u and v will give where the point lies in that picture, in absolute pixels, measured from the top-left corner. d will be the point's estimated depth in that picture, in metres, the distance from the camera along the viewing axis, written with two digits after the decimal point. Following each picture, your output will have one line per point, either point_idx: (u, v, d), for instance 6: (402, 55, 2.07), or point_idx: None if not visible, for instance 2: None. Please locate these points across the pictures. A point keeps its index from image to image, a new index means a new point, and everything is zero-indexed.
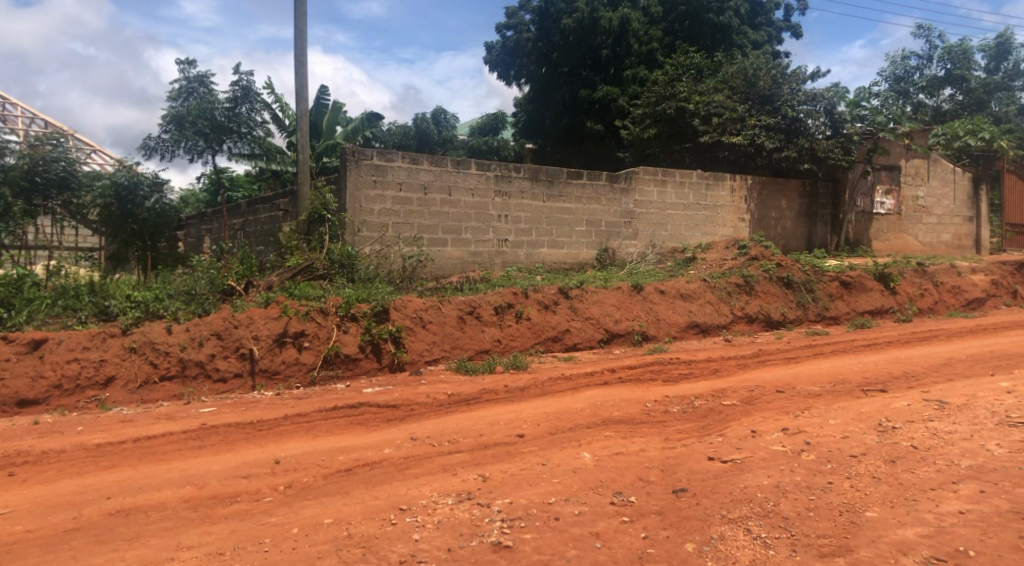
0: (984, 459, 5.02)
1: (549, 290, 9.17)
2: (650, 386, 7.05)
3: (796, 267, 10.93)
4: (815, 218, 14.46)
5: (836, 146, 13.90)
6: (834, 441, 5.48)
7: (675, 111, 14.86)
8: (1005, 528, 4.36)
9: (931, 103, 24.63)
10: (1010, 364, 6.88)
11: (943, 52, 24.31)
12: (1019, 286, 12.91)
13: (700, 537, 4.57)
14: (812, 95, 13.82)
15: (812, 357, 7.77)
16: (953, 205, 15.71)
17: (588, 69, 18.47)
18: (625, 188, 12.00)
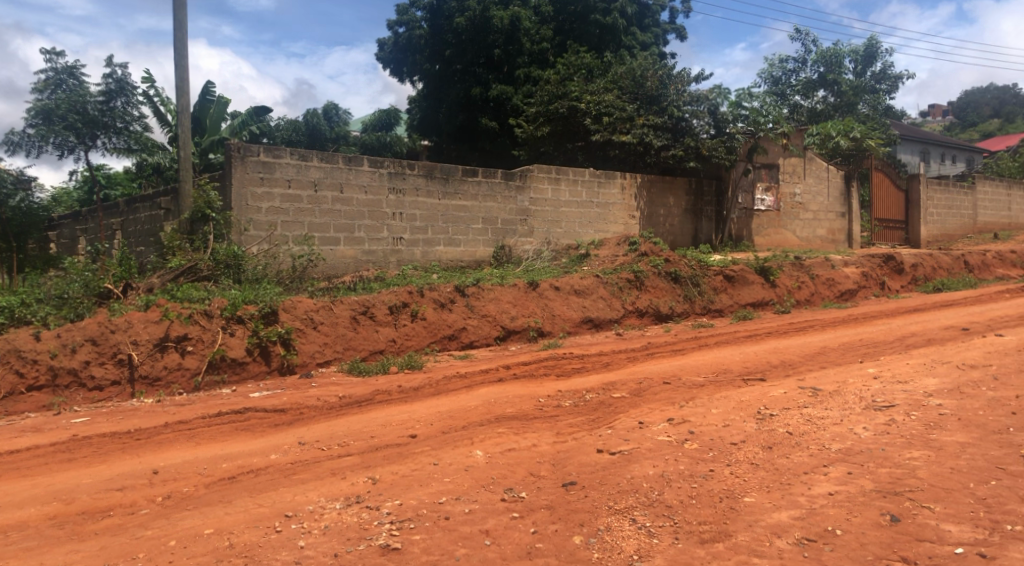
0: (852, 442, 5.26)
1: (444, 289, 9.11)
2: (543, 381, 7.10)
3: (683, 262, 11.23)
4: (700, 215, 15.01)
5: (719, 145, 14.32)
6: (716, 430, 5.63)
7: (567, 110, 14.89)
8: (868, 506, 4.59)
9: (807, 104, 25.66)
10: (876, 351, 7.30)
11: (817, 56, 25.67)
12: (888, 278, 13.67)
13: (586, 530, 4.60)
14: (695, 96, 14.34)
15: (696, 349, 8.00)
16: (827, 202, 16.52)
17: (481, 67, 18.41)
18: (519, 186, 12.12)
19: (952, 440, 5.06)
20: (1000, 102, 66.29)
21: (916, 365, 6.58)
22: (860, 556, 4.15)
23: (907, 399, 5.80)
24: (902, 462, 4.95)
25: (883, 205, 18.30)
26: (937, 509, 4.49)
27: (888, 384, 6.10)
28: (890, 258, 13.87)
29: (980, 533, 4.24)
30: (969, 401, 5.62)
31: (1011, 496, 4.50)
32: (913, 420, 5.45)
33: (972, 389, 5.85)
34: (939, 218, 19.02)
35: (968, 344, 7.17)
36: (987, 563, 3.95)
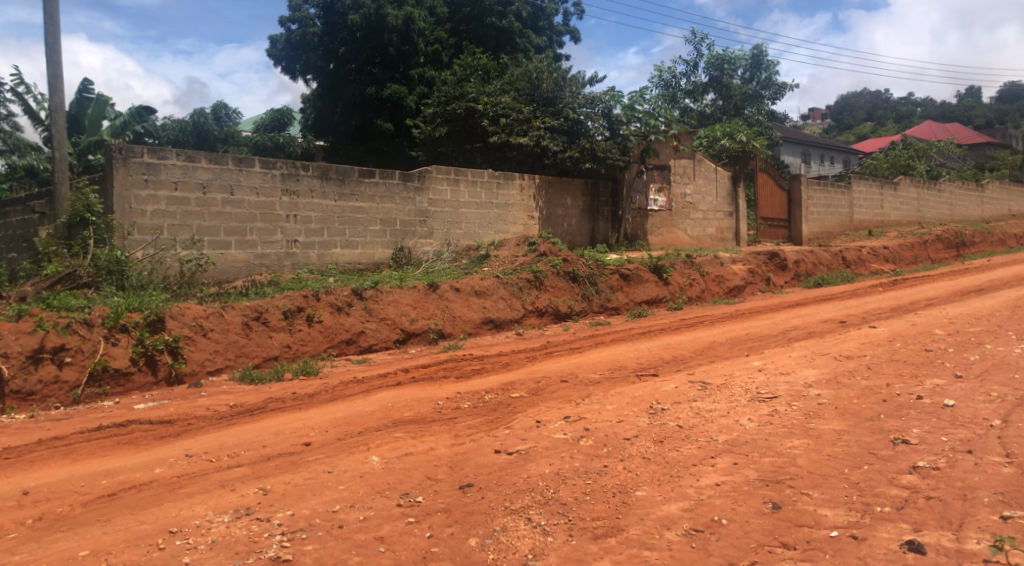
0: (738, 434, 5.44)
1: (341, 292, 8.99)
2: (442, 383, 7.06)
3: (581, 262, 11.47)
4: (598, 214, 15.09)
5: (613, 147, 14.63)
6: (610, 426, 5.72)
7: (464, 111, 14.94)
8: (752, 495, 4.75)
9: (697, 107, 27.17)
10: (760, 345, 7.57)
11: (709, 60, 26.54)
12: (773, 274, 14.27)
13: (482, 531, 4.58)
14: (590, 98, 14.60)
15: (593, 347, 8.12)
16: (716, 201, 17.01)
17: (377, 67, 18.34)
18: (418, 187, 12.01)
19: (829, 428, 5.30)
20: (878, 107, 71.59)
21: (797, 358, 6.88)
22: (744, 544, 4.29)
23: (788, 390, 6.05)
24: (784, 451, 5.15)
25: (767, 204, 18.66)
26: (815, 495, 4.69)
27: (771, 376, 6.35)
28: (774, 256, 14.51)
29: (853, 516, 4.47)
30: (845, 391, 5.91)
31: (882, 479, 4.74)
32: (794, 410, 5.68)
33: (848, 379, 6.16)
34: (819, 215, 19.47)
35: (845, 336, 7.54)
36: (858, 546, 4.15)
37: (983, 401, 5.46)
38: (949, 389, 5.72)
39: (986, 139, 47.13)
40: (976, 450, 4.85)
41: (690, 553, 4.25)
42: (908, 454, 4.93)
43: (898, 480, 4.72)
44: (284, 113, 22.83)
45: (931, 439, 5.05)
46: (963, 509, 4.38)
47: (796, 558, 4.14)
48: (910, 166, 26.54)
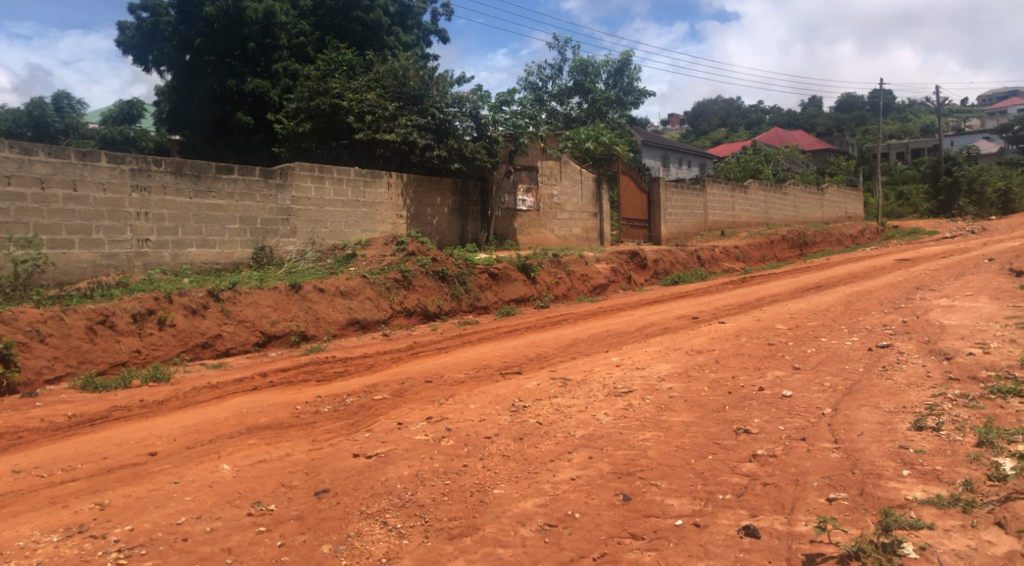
0: (594, 428, 5.56)
1: (196, 294, 8.64)
2: (302, 387, 6.88)
3: (450, 261, 11.58)
4: (467, 214, 14.82)
5: (481, 148, 14.41)
6: (472, 425, 5.72)
7: (328, 107, 14.05)
8: (605, 489, 4.85)
9: (563, 110, 27.71)
10: (619, 341, 7.80)
11: (573, 64, 27.49)
12: (634, 272, 14.85)
13: (336, 537, 4.46)
14: (457, 98, 14.37)
15: (459, 346, 8.14)
16: (581, 202, 16.76)
17: (237, 60, 17.05)
18: (280, 184, 11.61)
19: (678, 420, 5.50)
20: (730, 115, 76.72)
21: (653, 353, 7.13)
22: (595, 537, 4.38)
23: (643, 384, 6.24)
24: (636, 444, 5.29)
25: (630, 205, 18.28)
26: (663, 486, 4.84)
27: (628, 371, 6.56)
28: (635, 255, 15.09)
29: (697, 504, 4.64)
30: (695, 384, 6.16)
31: (724, 468, 4.96)
32: (648, 403, 5.87)
33: (698, 372, 6.44)
34: (678, 217, 19.21)
35: (696, 331, 7.89)
36: (699, 534, 4.33)
37: (818, 391, 5.83)
38: (788, 380, 6.08)
39: (823, 145, 51.29)
40: (809, 437, 5.16)
41: (542, 549, 4.30)
42: (749, 443, 5.18)
43: (739, 468, 4.94)
44: (134, 104, 21.77)
45: (769, 428, 5.34)
46: (794, 492, 4.63)
47: (643, 548, 4.26)
48: (759, 169, 27.62)
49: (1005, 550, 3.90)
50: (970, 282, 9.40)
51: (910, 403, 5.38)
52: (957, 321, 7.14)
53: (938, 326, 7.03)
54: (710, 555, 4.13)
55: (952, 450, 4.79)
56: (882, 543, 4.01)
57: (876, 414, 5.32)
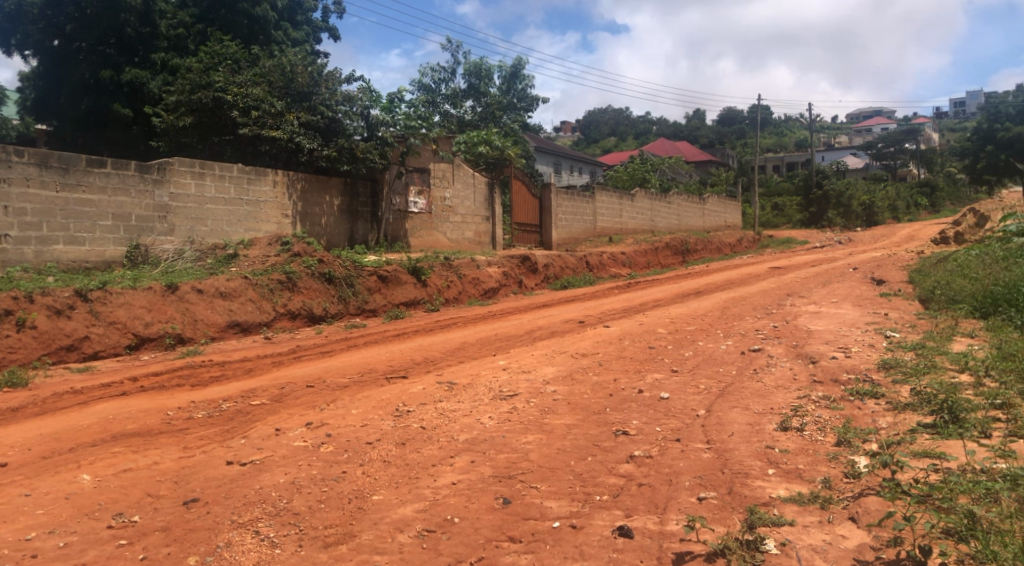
0: (478, 432, 5.55)
1: (61, 294, 8.34)
2: (174, 393, 6.60)
3: (338, 263, 11.45)
4: (356, 215, 14.59)
5: (373, 148, 14.19)
6: (353, 431, 5.61)
7: (211, 102, 13.27)
8: (484, 493, 4.84)
9: (456, 113, 25.94)
10: (507, 345, 7.86)
11: (467, 67, 26.07)
12: (525, 276, 15.01)
13: (204, 549, 4.26)
14: (348, 97, 13.97)
15: (344, 350, 8.01)
16: (474, 206, 16.50)
17: (112, 48, 15.81)
18: (157, 179, 11.05)
19: (561, 423, 5.56)
20: (621, 123, 78.73)
21: (539, 356, 7.23)
22: (473, 541, 4.35)
23: (528, 387, 6.30)
24: (519, 447, 5.32)
25: (521, 209, 17.69)
26: (543, 488, 4.87)
27: (514, 375, 6.60)
28: (526, 260, 15.22)
29: (575, 506, 4.69)
30: (579, 387, 6.27)
31: (603, 469, 5.04)
32: (532, 406, 5.92)
33: (582, 375, 6.56)
34: (568, 222, 18.84)
35: (583, 335, 8.07)
36: (575, 536, 4.37)
37: (693, 393, 6.04)
38: (666, 382, 6.28)
39: (707, 156, 53.62)
40: (683, 438, 5.31)
41: (420, 555, 4.24)
42: (627, 444, 5.29)
43: (616, 469, 5.03)
44: None
45: (647, 429, 5.47)
46: (667, 492, 4.75)
47: (520, 551, 4.27)
48: (647, 178, 27.53)
49: (856, 544, 4.14)
50: (836, 290, 10.12)
51: (777, 405, 5.64)
52: (822, 327, 7.59)
53: (805, 331, 7.45)
54: (584, 556, 4.18)
55: (814, 449, 5.04)
56: (746, 541, 4.17)
57: (746, 415, 5.54)
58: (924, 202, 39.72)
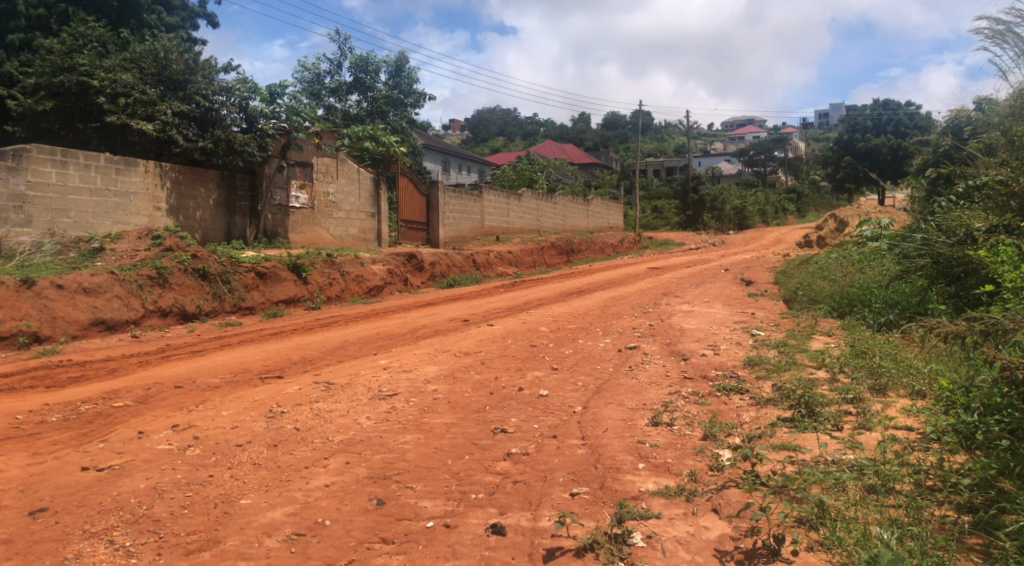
0: (354, 433, 5.45)
1: None
2: (27, 395, 6.18)
3: (212, 258, 11.19)
4: (234, 210, 13.75)
5: (252, 141, 13.60)
6: (222, 433, 5.41)
7: (75, 87, 12.08)
8: (358, 494, 4.74)
9: (341, 108, 24.25)
10: (389, 344, 7.79)
11: (355, 60, 24.01)
12: (410, 274, 14.89)
13: (50, 561, 3.99)
14: (226, 86, 13.40)
15: (218, 349, 7.74)
16: (358, 201, 16.28)
17: None
18: (11, 167, 10.18)
19: (439, 422, 5.54)
20: (507, 124, 79.82)
21: (421, 355, 7.21)
22: (344, 544, 4.25)
23: (408, 387, 6.25)
24: (395, 447, 5.25)
25: (407, 207, 17.73)
26: (418, 488, 4.83)
27: (394, 374, 6.54)
28: (411, 257, 15.11)
29: (450, 505, 4.67)
30: (459, 385, 6.29)
31: (479, 467, 5.04)
32: (411, 406, 5.88)
33: (463, 374, 6.58)
34: (456, 221, 18.97)
35: (466, 333, 8.12)
36: (448, 535, 4.35)
37: (571, 390, 6.17)
38: (545, 380, 6.39)
39: (591, 158, 55.14)
40: (559, 434, 5.39)
41: (287, 560, 4.10)
42: (504, 442, 5.32)
43: (493, 467, 5.04)
44: None
45: (525, 426, 5.53)
46: (541, 489, 4.79)
47: (392, 552, 4.20)
48: (535, 178, 27.45)
49: (717, 534, 4.30)
50: (708, 289, 10.72)
51: (649, 401, 5.82)
52: (695, 325, 7.92)
53: (678, 329, 7.76)
54: (456, 555, 4.15)
55: (682, 443, 5.22)
56: (613, 535, 4.26)
57: (620, 411, 5.68)
58: (791, 207, 42.20)
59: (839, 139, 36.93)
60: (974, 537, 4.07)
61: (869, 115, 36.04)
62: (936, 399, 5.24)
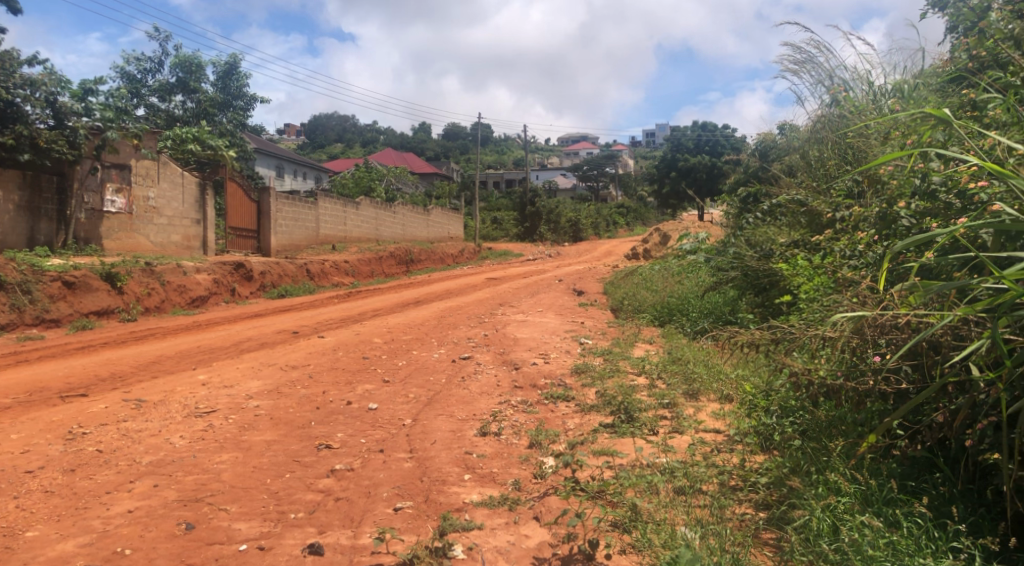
0: (165, 453, 5.11)
1: None
2: None
3: (9, 267, 10.34)
4: (39, 213, 12.50)
5: (60, 138, 12.50)
6: (10, 459, 4.92)
7: None
8: (165, 519, 4.36)
9: (164, 109, 22.32)
10: (210, 358, 7.44)
11: (177, 60, 22.30)
12: (237, 284, 14.26)
13: None
14: (29, 79, 12.22)
15: (11, 366, 7.05)
16: (182, 207, 15.06)
17: None
18: None
19: (259, 440, 5.31)
20: (343, 131, 78.56)
21: (244, 370, 6.95)
22: None
23: (228, 403, 5.99)
24: (210, 467, 4.96)
25: (236, 212, 16.51)
26: (232, 510, 4.52)
27: (213, 391, 6.23)
28: (240, 266, 14.56)
29: (266, 526, 4.40)
30: (283, 401, 6.11)
31: (300, 486, 4.84)
32: (230, 423, 5.61)
33: (289, 389, 6.40)
34: (289, 228, 17.97)
35: (294, 346, 7.92)
36: (262, 557, 4.07)
37: (401, 403, 6.15)
38: (375, 393, 6.35)
39: (432, 169, 55.55)
40: (386, 448, 5.32)
41: None
42: (328, 459, 5.18)
43: (314, 485, 4.86)
44: None
45: (351, 442, 5.42)
46: (364, 505, 4.64)
47: None
48: (372, 188, 27.22)
49: (536, 542, 4.31)
50: (541, 299, 11.15)
51: (478, 412, 5.90)
52: (528, 334, 8.20)
53: (512, 338, 8.00)
54: None
55: (509, 452, 5.29)
56: (434, 548, 4.17)
57: (450, 423, 5.70)
58: (621, 221, 44.57)
59: (664, 157, 39.08)
60: (768, 532, 4.34)
61: (690, 136, 38.20)
62: (741, 403, 5.73)
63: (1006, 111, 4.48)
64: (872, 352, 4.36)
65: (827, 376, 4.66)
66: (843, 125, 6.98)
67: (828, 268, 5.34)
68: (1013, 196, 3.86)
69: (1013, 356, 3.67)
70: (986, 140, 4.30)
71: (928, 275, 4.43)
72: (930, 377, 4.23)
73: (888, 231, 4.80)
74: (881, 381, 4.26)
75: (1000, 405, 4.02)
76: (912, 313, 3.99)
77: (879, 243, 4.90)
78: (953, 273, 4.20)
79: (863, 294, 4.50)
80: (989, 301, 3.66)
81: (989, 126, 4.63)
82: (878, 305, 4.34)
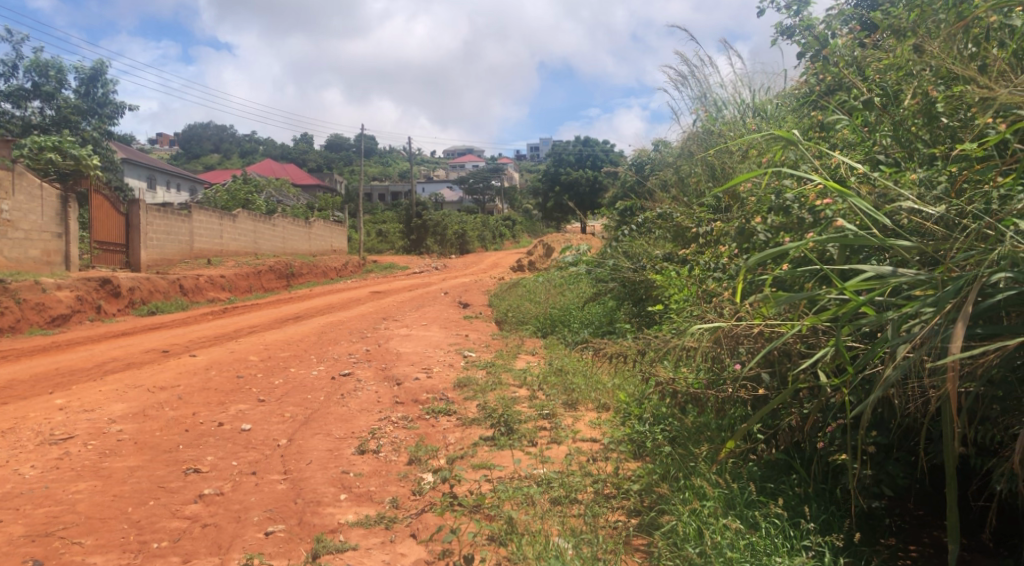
0: (12, 485, 4.80)
1: None
2: None
3: None
4: None
5: None
6: None
7: None
8: (9, 556, 4.03)
9: (19, 116, 21.07)
10: (69, 381, 7.06)
11: (30, 64, 21.09)
12: (103, 301, 13.66)
13: None
14: None
15: None
16: (42, 221, 13.85)
17: None
18: None
19: (121, 466, 5.06)
20: (224, 140, 75.35)
21: (107, 392, 6.62)
22: None
23: (87, 429, 5.70)
24: (64, 498, 4.67)
25: (102, 227, 15.63)
26: (88, 543, 4.21)
27: (71, 416, 5.93)
28: (106, 282, 13.88)
29: (122, 558, 4.10)
30: (149, 424, 5.87)
31: (164, 513, 4.59)
32: (88, 450, 5.35)
33: (156, 411, 6.15)
34: (161, 242, 17.29)
35: (163, 365, 7.62)
36: None
37: (276, 423, 6.06)
38: (249, 413, 6.22)
39: (314, 181, 54.56)
40: (259, 470, 5.20)
41: None
42: (196, 483, 4.98)
43: (180, 512, 4.62)
44: None
45: (221, 465, 5.25)
46: (233, 531, 4.41)
47: None
48: (251, 200, 26.50)
49: (411, 559, 4.17)
50: (425, 311, 11.22)
51: (357, 430, 5.89)
52: (411, 348, 8.29)
53: (394, 353, 8.08)
54: None
55: (387, 470, 5.27)
56: None
57: (328, 441, 5.66)
58: (508, 232, 44.94)
59: (547, 171, 39.93)
60: (638, 538, 4.41)
61: (571, 151, 39.30)
62: (616, 412, 6.05)
63: (852, 133, 4.91)
64: (733, 361, 4.52)
65: (692, 385, 4.83)
66: (711, 140, 7.56)
67: (694, 279, 5.65)
68: (853, 213, 4.15)
69: (856, 363, 3.78)
70: (830, 160, 4.64)
71: (782, 287, 4.62)
72: (785, 383, 4.42)
73: (748, 245, 5.00)
74: (739, 388, 4.44)
75: (845, 409, 4.18)
76: (764, 322, 4.15)
77: (740, 256, 5.15)
78: (805, 285, 4.37)
79: (722, 306, 4.71)
80: (834, 311, 3.78)
81: (836, 145, 5.01)
82: (735, 315, 4.53)
